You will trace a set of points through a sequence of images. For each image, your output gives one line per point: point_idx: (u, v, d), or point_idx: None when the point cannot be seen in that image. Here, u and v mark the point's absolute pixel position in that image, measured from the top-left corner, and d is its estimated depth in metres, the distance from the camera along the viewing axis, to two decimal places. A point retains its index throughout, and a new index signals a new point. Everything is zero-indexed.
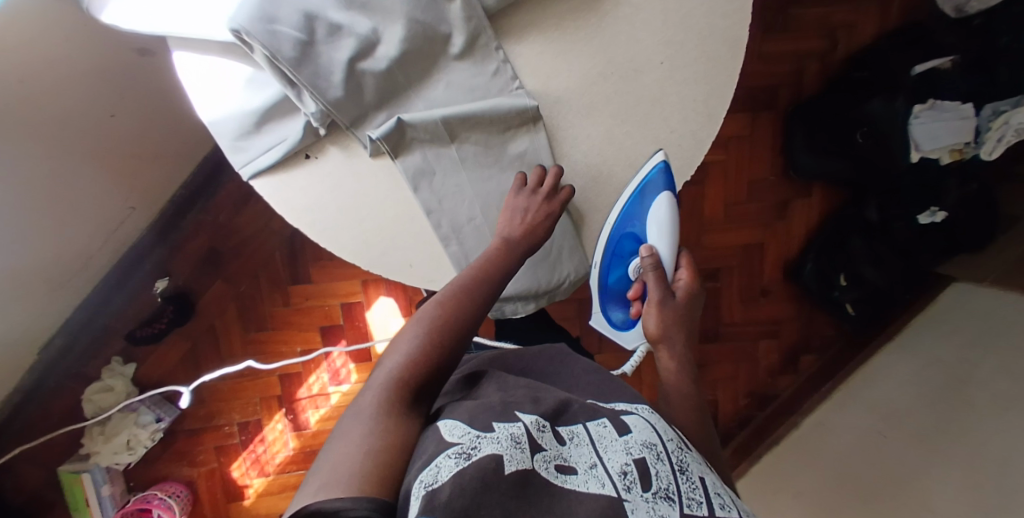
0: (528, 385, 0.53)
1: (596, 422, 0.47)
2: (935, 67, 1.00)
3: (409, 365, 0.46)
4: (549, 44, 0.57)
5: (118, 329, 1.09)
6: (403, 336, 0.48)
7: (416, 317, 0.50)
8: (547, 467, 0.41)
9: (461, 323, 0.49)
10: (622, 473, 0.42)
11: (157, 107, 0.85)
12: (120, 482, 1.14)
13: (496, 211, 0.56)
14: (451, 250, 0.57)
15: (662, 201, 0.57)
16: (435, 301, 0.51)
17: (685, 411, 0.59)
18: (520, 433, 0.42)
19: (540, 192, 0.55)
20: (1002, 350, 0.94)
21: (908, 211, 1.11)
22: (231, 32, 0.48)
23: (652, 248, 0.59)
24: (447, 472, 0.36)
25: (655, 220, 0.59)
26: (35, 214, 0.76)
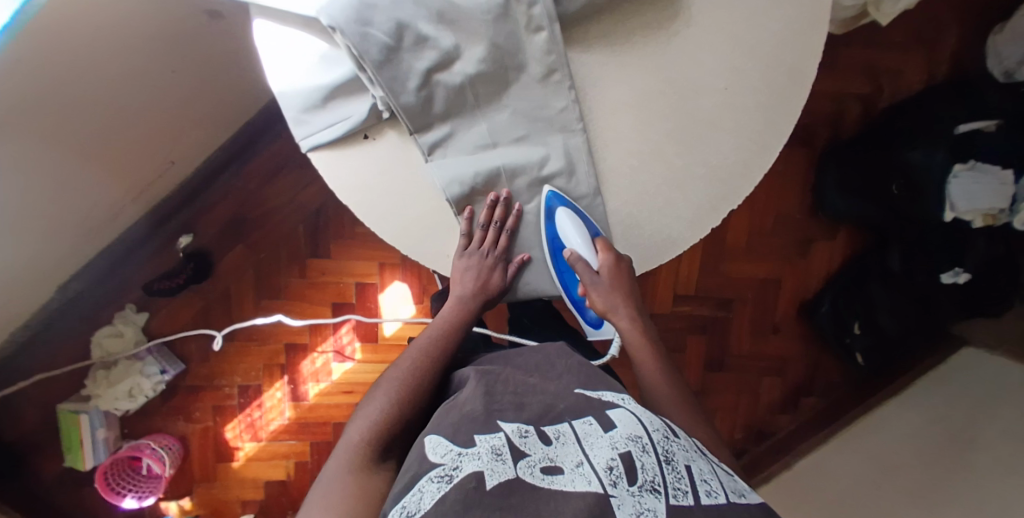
0: (517, 387, 0.53)
1: (581, 420, 0.48)
2: (979, 128, 0.99)
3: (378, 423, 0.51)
4: (614, 56, 0.57)
5: (138, 279, 1.11)
6: (372, 398, 0.54)
7: (384, 381, 0.56)
8: (532, 471, 0.42)
9: (423, 380, 0.55)
10: (608, 468, 0.42)
11: (217, 67, 0.86)
12: (115, 429, 1.14)
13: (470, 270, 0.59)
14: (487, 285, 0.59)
15: (563, 215, 0.57)
16: (406, 361, 0.57)
17: (663, 387, 0.59)
18: (501, 445, 0.44)
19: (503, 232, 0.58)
20: (1009, 417, 0.94)
21: (932, 266, 1.08)
22: (323, 22, 0.49)
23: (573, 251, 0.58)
24: (430, 498, 0.39)
25: (567, 233, 0.58)
26: (83, 155, 0.77)
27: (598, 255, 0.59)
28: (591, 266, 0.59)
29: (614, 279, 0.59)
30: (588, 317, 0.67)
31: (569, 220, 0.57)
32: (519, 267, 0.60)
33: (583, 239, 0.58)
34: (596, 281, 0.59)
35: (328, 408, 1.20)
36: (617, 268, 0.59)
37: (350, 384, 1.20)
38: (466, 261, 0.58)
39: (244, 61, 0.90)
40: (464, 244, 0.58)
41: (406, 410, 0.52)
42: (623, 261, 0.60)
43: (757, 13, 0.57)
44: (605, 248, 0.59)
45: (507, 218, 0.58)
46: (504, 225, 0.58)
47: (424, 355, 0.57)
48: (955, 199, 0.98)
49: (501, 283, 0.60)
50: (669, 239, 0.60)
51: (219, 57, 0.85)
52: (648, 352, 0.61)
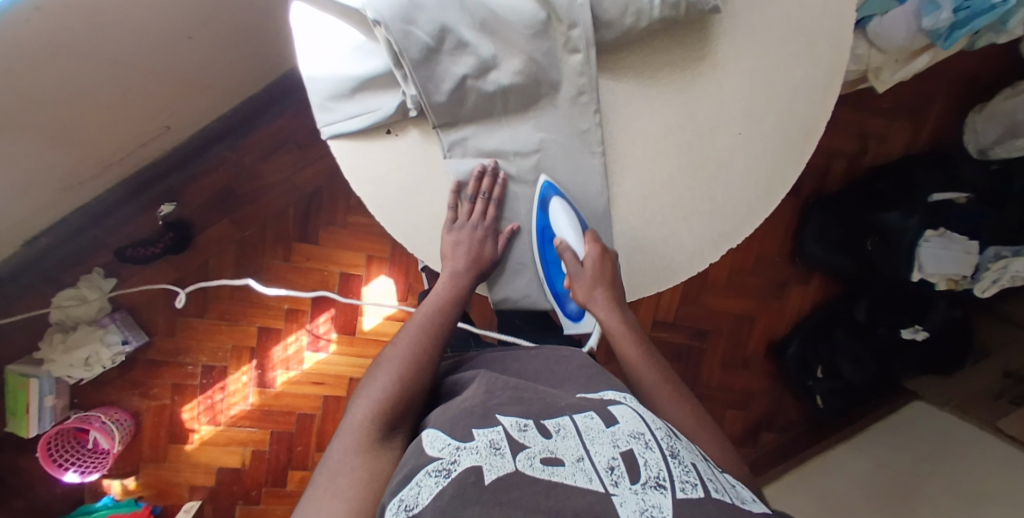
0: (518, 384, 0.52)
1: (582, 415, 0.49)
2: (952, 198, 1.05)
3: (383, 401, 0.50)
4: (639, 88, 0.59)
5: (111, 243, 1.07)
6: (376, 376, 0.53)
7: (385, 359, 0.54)
8: (532, 463, 0.42)
9: (425, 358, 0.55)
10: (609, 468, 0.43)
11: (231, 40, 0.85)
12: (64, 397, 1.09)
13: (461, 246, 0.57)
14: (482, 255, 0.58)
15: (558, 206, 0.58)
16: (404, 341, 0.56)
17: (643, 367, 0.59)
18: (500, 439, 0.44)
19: (489, 198, 0.57)
20: (953, 471, 0.99)
21: (894, 319, 1.17)
22: (369, 18, 0.50)
23: (562, 240, 0.58)
24: (427, 494, 0.39)
25: (557, 222, 0.58)
26: (83, 108, 0.74)
27: (586, 245, 0.59)
28: (577, 256, 0.59)
29: (598, 273, 0.58)
30: (569, 309, 0.63)
31: (563, 212, 0.58)
32: (509, 238, 0.59)
33: (574, 228, 0.58)
34: (578, 271, 0.59)
35: (295, 398, 1.17)
36: (602, 262, 0.58)
37: (321, 374, 1.17)
38: (456, 235, 0.57)
39: (259, 36, 0.89)
40: (452, 218, 0.58)
41: (411, 390, 0.52)
42: (609, 254, 0.59)
43: (781, 65, 0.58)
44: (593, 240, 0.59)
45: (494, 188, 0.57)
46: (492, 194, 0.57)
47: (427, 333, 0.56)
48: (923, 261, 1.03)
49: (493, 255, 0.58)
50: (666, 269, 0.61)
51: (235, 29, 0.83)
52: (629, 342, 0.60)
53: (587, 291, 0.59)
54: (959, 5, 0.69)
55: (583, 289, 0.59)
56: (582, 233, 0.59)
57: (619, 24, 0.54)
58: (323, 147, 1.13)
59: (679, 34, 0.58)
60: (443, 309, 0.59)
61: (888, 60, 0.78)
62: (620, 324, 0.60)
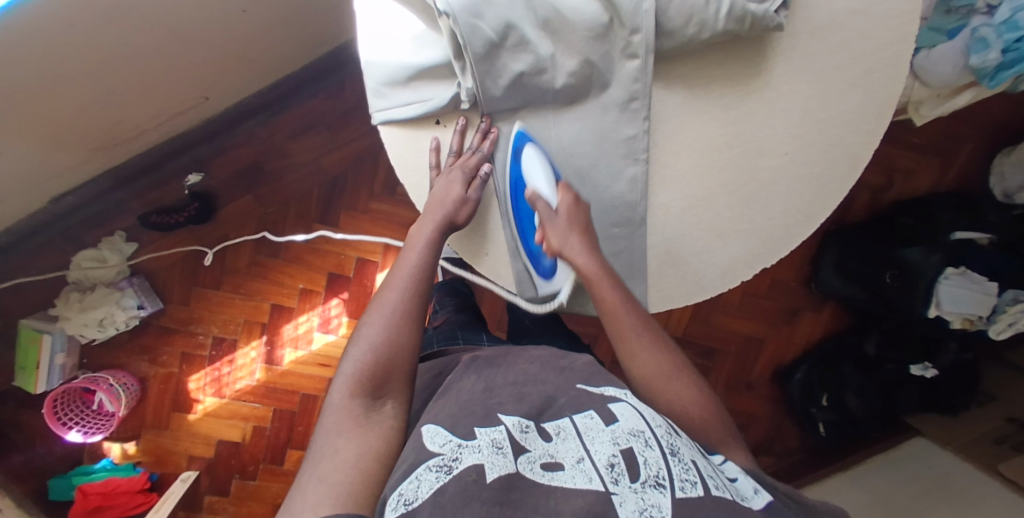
0: (518, 378, 0.53)
1: (582, 415, 0.48)
2: (974, 239, 1.07)
3: (364, 370, 0.48)
4: (690, 100, 0.59)
5: (136, 208, 1.08)
6: (355, 343, 0.50)
7: (366, 322, 0.52)
8: (532, 467, 0.42)
9: (407, 317, 0.52)
10: (609, 465, 0.43)
11: (279, 20, 0.85)
12: (74, 356, 1.09)
13: (435, 192, 0.57)
14: (456, 195, 0.56)
15: (529, 154, 0.57)
16: (385, 302, 0.52)
17: (621, 313, 0.56)
18: (502, 438, 0.44)
19: (478, 150, 0.58)
20: (948, 509, 0.99)
21: (904, 356, 1.18)
22: (438, 11, 0.50)
23: (534, 189, 0.57)
24: (428, 488, 0.39)
25: (531, 171, 0.57)
26: (124, 71, 0.74)
27: (558, 194, 0.57)
28: (550, 205, 0.57)
29: (571, 218, 0.57)
30: (542, 266, 0.61)
31: (536, 159, 0.57)
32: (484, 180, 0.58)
33: (546, 176, 0.57)
34: (552, 218, 0.56)
35: (300, 378, 1.17)
36: (575, 208, 0.57)
37: (329, 357, 1.17)
38: (438, 184, 0.57)
39: (305, 17, 0.89)
40: (435, 174, 0.59)
41: (393, 356, 0.49)
42: (582, 203, 0.57)
43: (836, 91, 0.58)
44: (565, 188, 0.57)
45: (484, 143, 0.58)
46: (481, 148, 0.58)
47: (413, 289, 0.53)
48: (942, 298, 1.03)
49: (465, 196, 0.57)
50: (698, 284, 0.61)
51: (285, 10, 0.84)
52: (609, 286, 0.56)
53: (562, 236, 0.56)
54: (1008, 46, 0.69)
55: (557, 236, 0.56)
56: (554, 184, 0.57)
57: (682, 34, 0.54)
58: (355, 129, 1.13)
59: (736, 50, 0.58)
60: (430, 264, 0.55)
61: (929, 95, 0.78)
62: (596, 267, 0.56)
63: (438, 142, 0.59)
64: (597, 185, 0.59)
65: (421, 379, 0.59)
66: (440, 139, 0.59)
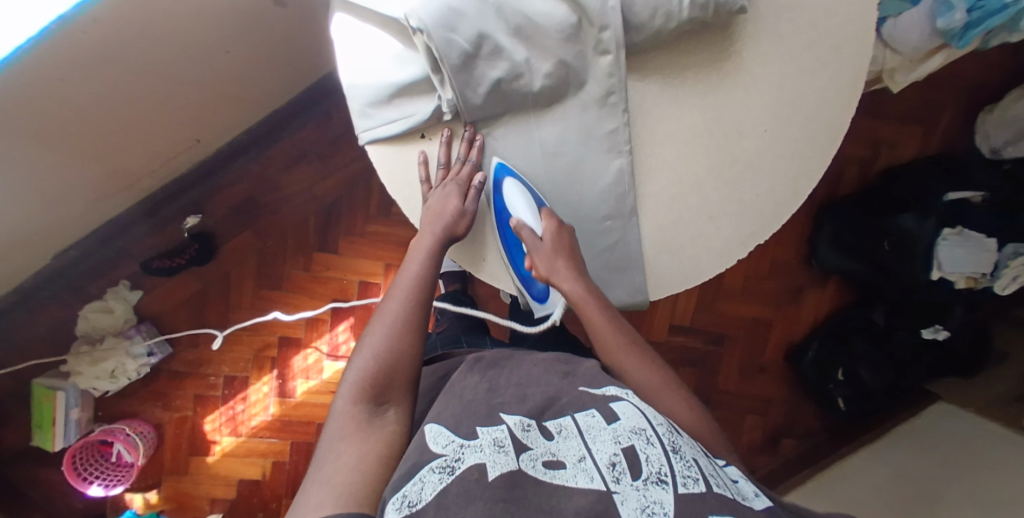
0: (520, 380, 0.54)
1: (584, 413, 0.49)
2: (967, 198, 1.06)
3: (366, 377, 0.49)
4: (667, 90, 0.60)
5: (136, 255, 1.09)
6: (358, 353, 0.51)
7: (368, 331, 0.53)
8: (535, 465, 0.43)
9: (409, 325, 0.53)
10: (611, 464, 0.44)
11: (262, 57, 0.87)
12: (88, 410, 1.09)
13: (428, 205, 0.58)
14: (452, 206, 0.58)
15: (510, 187, 0.59)
16: (386, 313, 0.53)
17: (609, 336, 0.58)
18: (503, 437, 0.44)
19: (464, 160, 0.59)
20: (974, 473, 0.99)
21: (912, 323, 1.17)
22: (412, 28, 0.52)
23: (518, 220, 0.59)
24: (432, 490, 0.39)
25: (513, 203, 0.59)
26: (116, 123, 0.76)
27: (542, 221, 0.59)
28: (535, 233, 0.59)
29: (558, 244, 0.59)
30: (536, 292, 0.65)
31: (517, 191, 0.59)
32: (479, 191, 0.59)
33: (529, 206, 0.59)
34: (538, 246, 0.58)
35: (314, 407, 1.17)
36: (559, 234, 0.59)
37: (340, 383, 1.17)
38: (432, 198, 0.58)
39: (287, 53, 0.91)
40: (426, 189, 0.60)
41: (395, 362, 0.50)
42: (567, 228, 0.60)
43: (807, 67, 0.59)
44: (548, 215, 0.59)
45: (471, 152, 0.59)
46: (468, 157, 0.59)
47: (413, 296, 0.54)
48: (943, 261, 1.05)
49: (462, 209, 0.58)
50: (696, 268, 0.62)
51: (268, 45, 0.86)
52: (597, 311, 0.58)
53: (548, 263, 0.58)
54: (971, 6, 0.72)
55: (544, 262, 0.58)
56: (538, 212, 0.59)
57: (649, 26, 0.55)
58: (345, 155, 1.14)
59: (705, 37, 0.59)
60: (429, 274, 0.56)
61: (901, 61, 0.80)
62: (584, 292, 0.58)
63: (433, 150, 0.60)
64: (583, 181, 0.60)
65: (425, 380, 0.59)
66: (427, 152, 0.60)
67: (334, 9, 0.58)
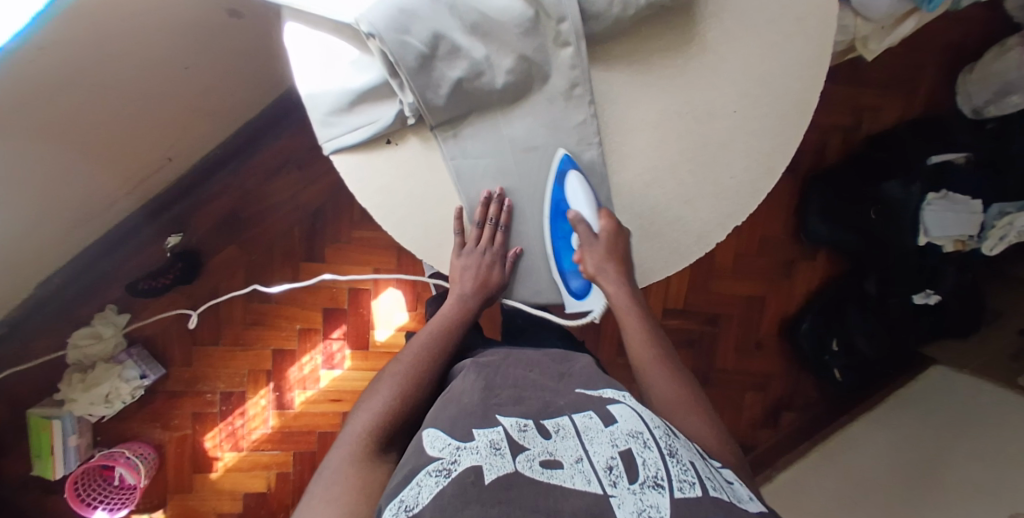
0: (518, 381, 0.54)
1: (581, 414, 0.49)
2: (950, 160, 1.06)
3: (383, 413, 0.53)
4: (633, 76, 0.59)
5: (121, 278, 1.08)
6: (379, 387, 0.56)
7: (383, 375, 0.58)
8: (531, 465, 0.42)
9: (426, 376, 0.57)
10: (607, 468, 0.42)
11: (227, 68, 0.86)
12: (87, 436, 1.09)
13: (458, 265, 0.61)
14: (484, 273, 0.60)
15: (574, 179, 0.58)
16: (407, 356, 0.58)
17: (642, 347, 0.61)
18: (500, 439, 0.44)
19: (489, 221, 0.59)
20: (973, 434, 0.99)
21: (904, 291, 1.15)
22: (364, 33, 0.51)
23: (578, 214, 0.59)
24: (428, 493, 0.39)
25: (573, 196, 0.59)
26: (85, 147, 0.76)
27: (600, 219, 0.59)
28: (591, 230, 0.59)
29: (612, 246, 0.59)
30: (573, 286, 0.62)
31: (580, 187, 0.58)
32: (513, 261, 0.61)
33: (588, 201, 0.59)
34: (593, 243, 0.59)
35: (314, 417, 1.18)
36: (616, 235, 0.59)
37: (338, 391, 1.18)
38: (465, 260, 0.60)
39: (253, 62, 0.90)
40: (459, 243, 0.61)
41: (410, 405, 0.54)
42: (624, 231, 0.60)
43: (772, 42, 0.58)
44: (608, 215, 0.59)
45: (501, 214, 0.59)
46: (499, 221, 0.59)
47: (430, 349, 0.59)
48: (928, 224, 1.05)
49: (490, 275, 0.60)
50: (677, 252, 0.62)
51: (232, 56, 0.85)
52: (635, 318, 0.61)
53: (599, 261, 0.59)
54: None
55: (594, 260, 0.59)
56: (596, 210, 0.60)
57: (608, 14, 0.54)
58: (324, 163, 1.13)
59: (667, 21, 0.58)
60: (448, 330, 0.61)
61: (874, 29, 0.79)
62: (627, 297, 0.61)
63: (403, 159, 0.59)
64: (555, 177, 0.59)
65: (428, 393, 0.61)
66: (394, 159, 0.59)
67: (285, 18, 0.57)
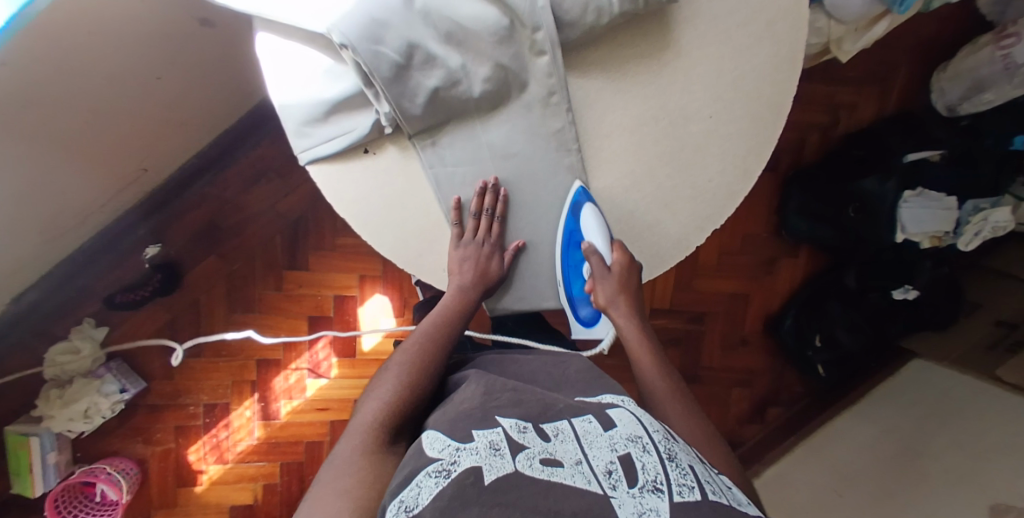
0: (516, 386, 0.51)
1: (580, 418, 0.47)
2: (927, 157, 1.07)
3: (388, 404, 0.51)
4: (609, 82, 0.59)
5: (98, 292, 1.06)
6: (381, 382, 0.54)
7: (387, 368, 0.56)
8: (532, 464, 0.40)
9: (429, 367, 0.56)
10: (607, 472, 0.41)
11: (201, 76, 0.85)
12: (66, 452, 1.07)
13: (453, 259, 0.59)
14: (483, 266, 0.59)
15: (589, 212, 0.58)
16: (407, 350, 0.57)
17: (657, 380, 0.59)
18: (500, 439, 0.42)
19: (486, 211, 0.58)
20: (955, 425, 1.01)
21: (884, 285, 1.19)
22: (336, 44, 0.50)
23: (592, 247, 0.59)
24: (428, 494, 0.37)
25: (588, 228, 0.59)
26: (57, 158, 0.74)
27: (613, 253, 0.60)
28: (604, 261, 0.60)
29: (624, 279, 0.60)
30: (582, 315, 0.64)
31: (595, 218, 0.58)
32: (514, 254, 0.61)
33: (603, 234, 0.59)
34: (605, 275, 0.60)
35: (301, 426, 1.17)
36: (629, 271, 0.60)
37: (325, 400, 1.17)
38: (463, 252, 0.59)
39: (226, 72, 0.90)
40: (457, 235, 0.60)
41: (414, 396, 0.53)
42: (636, 265, 0.61)
43: (745, 47, 0.59)
44: (621, 249, 0.60)
45: (497, 205, 0.59)
46: (495, 212, 0.59)
47: (430, 340, 0.58)
48: (905, 223, 1.08)
49: (489, 267, 0.59)
50: (655, 256, 0.62)
51: (207, 63, 0.84)
52: (647, 352, 0.61)
53: (610, 293, 0.61)
54: None
55: (606, 293, 0.61)
56: (610, 243, 0.60)
57: (582, 22, 0.54)
58: (303, 171, 1.12)
59: (641, 27, 0.59)
60: (447, 323, 0.59)
61: (847, 30, 0.80)
62: (637, 331, 0.62)
63: (383, 166, 0.59)
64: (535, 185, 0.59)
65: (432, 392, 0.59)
66: (372, 168, 0.59)
67: (255, 27, 0.56)
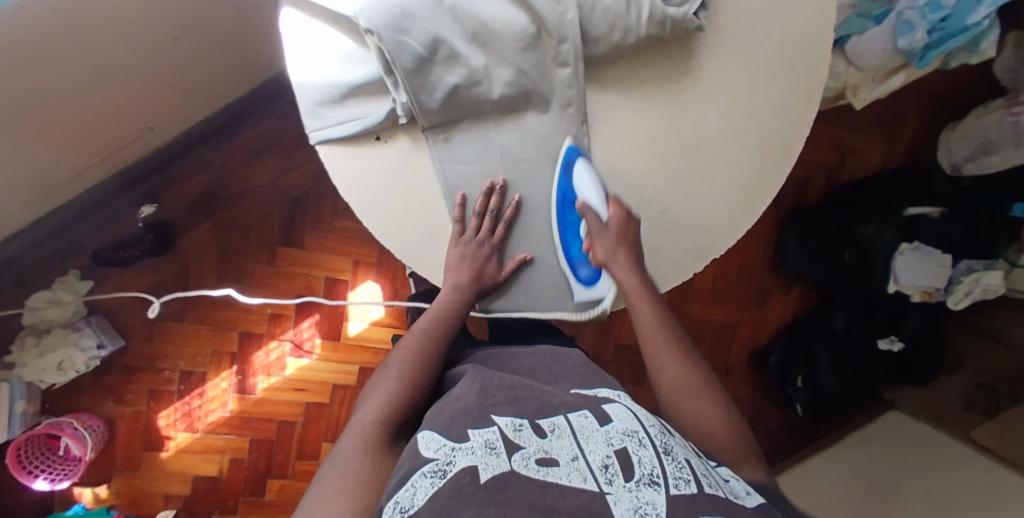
0: (511, 383, 0.51)
1: (577, 414, 0.46)
2: (924, 213, 1.10)
3: (388, 404, 0.51)
4: (627, 101, 0.59)
5: (86, 246, 1.05)
6: (382, 379, 0.53)
7: (388, 365, 0.55)
8: (527, 463, 0.39)
9: (429, 365, 0.55)
10: (603, 466, 0.40)
11: (222, 42, 0.85)
12: (34, 403, 1.05)
13: (450, 259, 0.59)
14: (478, 270, 0.58)
15: (580, 168, 0.57)
16: (407, 346, 0.56)
17: (654, 329, 0.58)
18: (496, 439, 0.42)
19: (491, 210, 0.58)
20: (928, 479, 1.02)
21: (871, 332, 1.21)
22: (364, 30, 0.51)
23: (585, 202, 0.58)
24: (423, 494, 0.37)
25: (580, 184, 0.58)
26: (69, 106, 0.74)
27: (609, 208, 0.58)
28: (600, 217, 0.58)
29: (621, 233, 0.58)
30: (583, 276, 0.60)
31: (587, 175, 0.58)
32: (518, 265, 0.60)
33: (597, 190, 0.58)
34: (601, 230, 0.58)
35: (276, 404, 1.16)
36: (625, 222, 0.58)
37: (303, 380, 1.16)
38: (461, 250, 0.58)
39: (240, 47, 0.90)
40: (459, 230, 0.58)
41: (412, 394, 0.52)
42: (633, 217, 0.59)
43: (764, 82, 0.60)
44: (616, 203, 0.58)
45: (503, 207, 0.58)
46: (500, 214, 0.58)
47: (430, 337, 0.57)
48: (898, 273, 1.09)
49: (485, 267, 0.58)
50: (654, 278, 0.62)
51: (229, 31, 0.84)
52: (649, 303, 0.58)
53: (609, 248, 0.58)
54: (933, 26, 0.72)
55: (604, 248, 0.58)
56: (605, 198, 0.59)
57: (608, 39, 0.55)
58: (308, 150, 1.12)
59: (665, 50, 0.59)
60: (445, 319, 0.58)
61: (865, 78, 0.81)
62: (638, 284, 0.58)
63: (396, 155, 0.59)
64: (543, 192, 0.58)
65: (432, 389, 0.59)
66: (382, 155, 0.59)
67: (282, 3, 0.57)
